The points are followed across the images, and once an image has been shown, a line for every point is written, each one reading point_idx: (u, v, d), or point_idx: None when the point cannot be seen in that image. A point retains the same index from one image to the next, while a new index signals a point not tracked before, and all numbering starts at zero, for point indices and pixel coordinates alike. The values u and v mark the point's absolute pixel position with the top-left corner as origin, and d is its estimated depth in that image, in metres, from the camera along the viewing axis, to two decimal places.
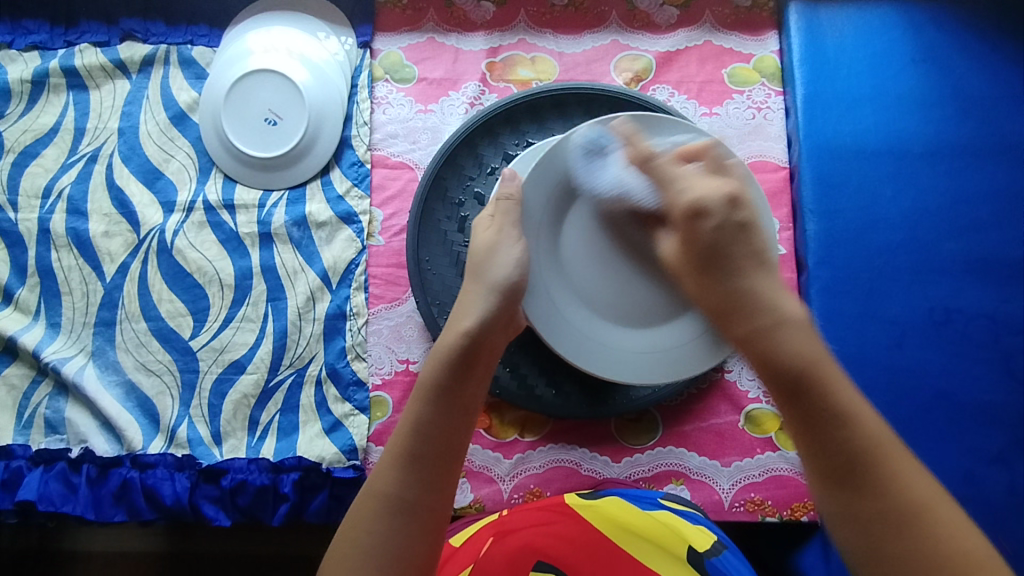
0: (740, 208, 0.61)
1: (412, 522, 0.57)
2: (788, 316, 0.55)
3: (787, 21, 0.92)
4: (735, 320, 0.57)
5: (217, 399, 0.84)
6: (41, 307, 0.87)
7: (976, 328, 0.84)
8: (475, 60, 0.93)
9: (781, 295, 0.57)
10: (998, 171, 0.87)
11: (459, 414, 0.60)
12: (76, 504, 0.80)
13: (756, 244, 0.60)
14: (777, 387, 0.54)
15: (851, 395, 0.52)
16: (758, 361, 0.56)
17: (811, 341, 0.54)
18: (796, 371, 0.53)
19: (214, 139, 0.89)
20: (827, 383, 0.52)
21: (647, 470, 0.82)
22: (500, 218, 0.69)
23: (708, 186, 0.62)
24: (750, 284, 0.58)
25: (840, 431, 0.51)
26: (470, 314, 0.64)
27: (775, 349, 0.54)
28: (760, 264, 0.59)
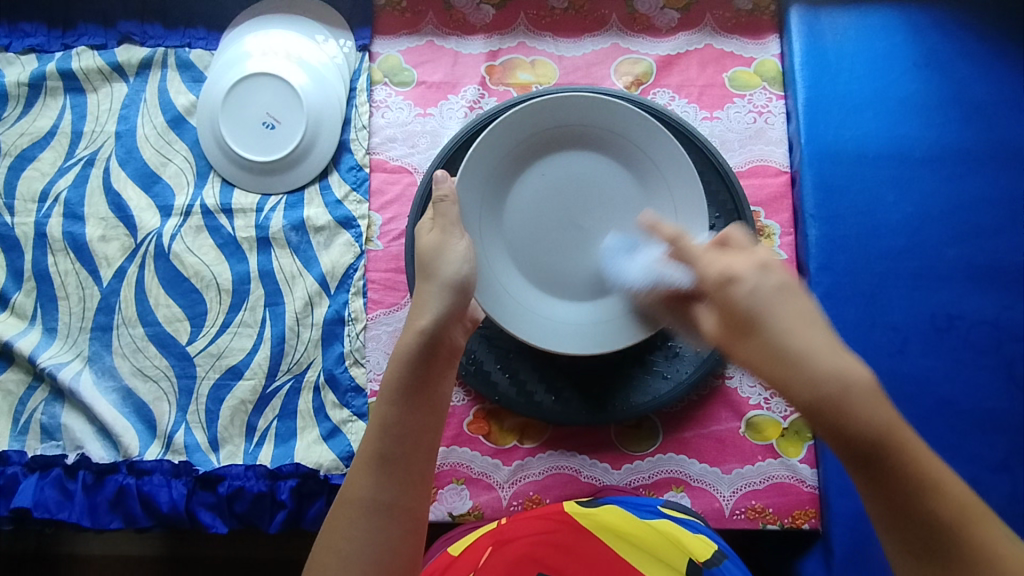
0: (774, 272, 0.55)
1: (390, 522, 0.57)
2: (859, 380, 0.49)
3: (787, 25, 0.91)
4: (790, 387, 0.50)
5: (214, 405, 0.84)
6: (38, 312, 0.86)
7: (980, 334, 0.83)
8: (475, 64, 0.92)
9: (841, 353, 0.50)
10: (1001, 176, 0.87)
11: (425, 412, 0.61)
12: (72, 511, 0.80)
13: (802, 303, 0.53)
14: (850, 454, 0.49)
15: (924, 452, 0.48)
16: (827, 431, 0.49)
17: (884, 405, 0.48)
18: (872, 442, 0.48)
19: (211, 142, 0.89)
20: (908, 450, 0.48)
21: (647, 477, 0.81)
22: (441, 220, 0.70)
23: (737, 259, 0.58)
24: (806, 346, 0.50)
25: (929, 500, 0.48)
26: (426, 313, 0.64)
27: (849, 421, 0.48)
28: (814, 320, 0.52)
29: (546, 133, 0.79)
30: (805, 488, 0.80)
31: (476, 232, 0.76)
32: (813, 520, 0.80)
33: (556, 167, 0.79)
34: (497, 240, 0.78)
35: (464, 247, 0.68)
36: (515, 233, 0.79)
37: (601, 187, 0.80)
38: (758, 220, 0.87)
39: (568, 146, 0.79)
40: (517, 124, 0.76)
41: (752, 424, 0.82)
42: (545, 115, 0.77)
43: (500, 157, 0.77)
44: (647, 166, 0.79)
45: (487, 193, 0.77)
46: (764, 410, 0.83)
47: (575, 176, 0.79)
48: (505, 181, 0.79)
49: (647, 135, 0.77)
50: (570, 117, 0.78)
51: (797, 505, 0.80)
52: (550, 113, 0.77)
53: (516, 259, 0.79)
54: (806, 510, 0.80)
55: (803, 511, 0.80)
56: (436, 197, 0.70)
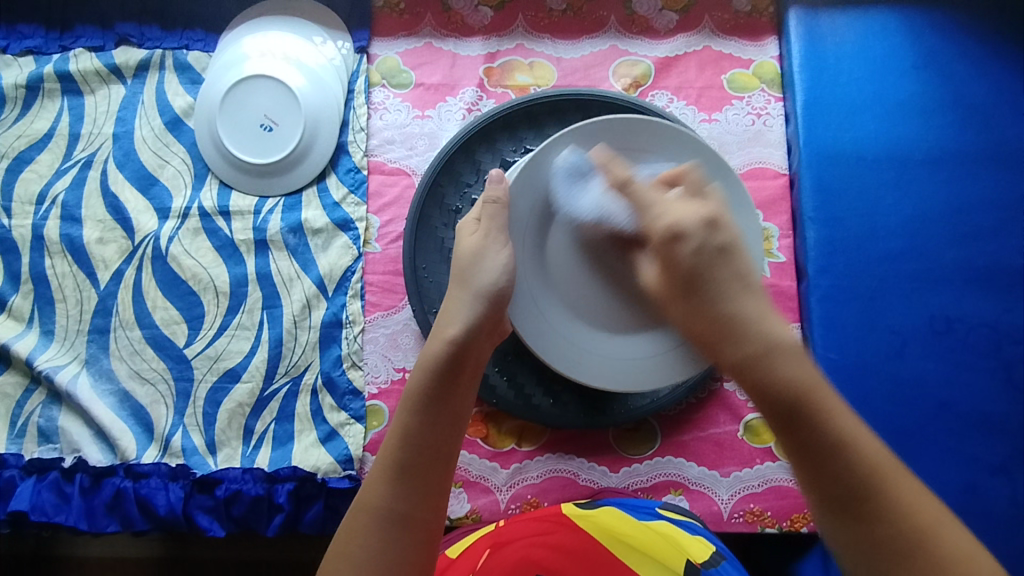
0: (720, 231, 0.60)
1: (406, 533, 0.57)
2: (779, 340, 0.54)
3: (786, 27, 0.91)
4: (723, 347, 0.56)
5: (211, 408, 0.83)
6: (35, 314, 0.86)
7: (979, 337, 0.83)
8: (473, 65, 0.92)
9: (766, 317, 0.56)
10: (1000, 179, 0.86)
11: (447, 424, 0.61)
12: (69, 514, 0.80)
13: (738, 266, 0.59)
14: (770, 410, 0.53)
15: (841, 409, 0.52)
16: (750, 389, 0.54)
17: (802, 364, 0.53)
18: (788, 397, 0.52)
19: (209, 144, 0.88)
20: (824, 408, 0.51)
21: (645, 480, 0.81)
22: (486, 222, 0.69)
23: (685, 211, 0.61)
24: (737, 308, 0.56)
25: (840, 457, 0.50)
26: (456, 323, 0.64)
27: (769, 376, 0.53)
28: (748, 286, 0.58)
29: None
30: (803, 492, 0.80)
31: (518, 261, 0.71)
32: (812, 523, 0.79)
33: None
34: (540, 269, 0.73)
35: (505, 258, 0.68)
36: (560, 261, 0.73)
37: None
38: None
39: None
40: (567, 146, 0.71)
41: (751, 428, 0.83)
42: (599, 137, 0.71)
43: (546, 181, 0.72)
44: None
45: (531, 218, 0.72)
46: None
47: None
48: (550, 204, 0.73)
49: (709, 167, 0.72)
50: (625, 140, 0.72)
51: (796, 508, 0.79)
52: (603, 135, 0.71)
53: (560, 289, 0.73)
54: (804, 514, 0.79)
55: (802, 514, 0.79)
56: (487, 198, 0.70)
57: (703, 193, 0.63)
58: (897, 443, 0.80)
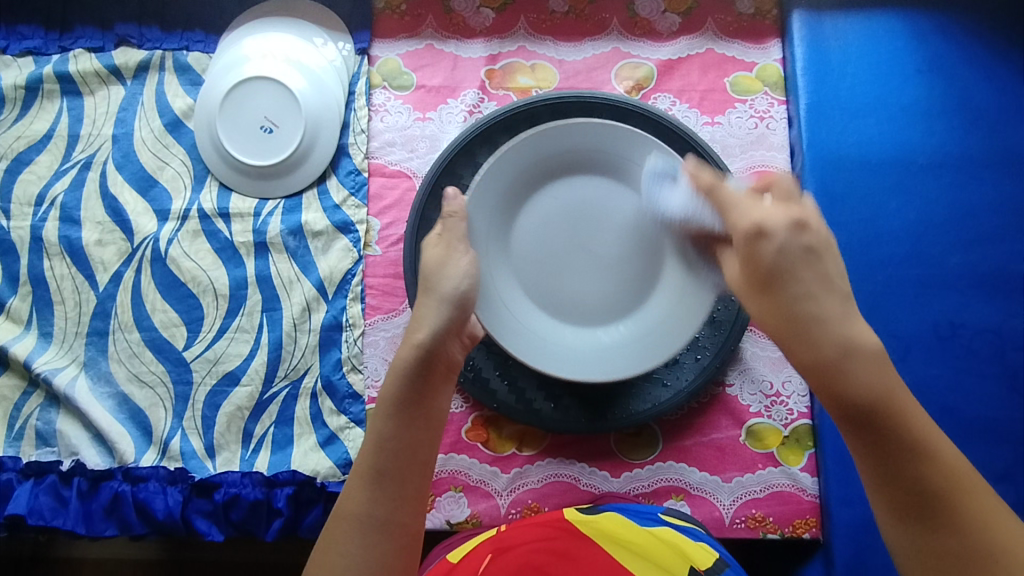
0: (808, 232, 0.59)
1: (384, 538, 0.58)
2: (863, 346, 0.55)
3: (790, 30, 0.90)
4: (796, 347, 0.57)
5: (210, 411, 0.83)
6: (34, 316, 0.86)
7: (983, 342, 0.82)
8: (475, 67, 0.92)
9: (849, 319, 0.56)
10: (1003, 183, 0.86)
11: (421, 428, 0.61)
12: (67, 518, 0.79)
13: (826, 268, 0.58)
14: (845, 413, 0.55)
15: (920, 415, 0.54)
16: (825, 393, 0.56)
17: (880, 370, 0.54)
18: (867, 401, 0.54)
19: (209, 146, 0.88)
20: (904, 418, 0.54)
21: (646, 485, 0.81)
22: (447, 235, 0.70)
23: (773, 211, 0.61)
24: (818, 310, 0.56)
25: (914, 461, 0.53)
26: (424, 327, 0.64)
27: (846, 384, 0.54)
28: (830, 287, 0.58)
29: (553, 159, 0.79)
30: (805, 498, 0.80)
31: (484, 261, 0.77)
32: (814, 530, 0.79)
33: (563, 194, 0.80)
34: (506, 268, 0.79)
35: (467, 263, 0.68)
36: (523, 259, 0.79)
37: (610, 214, 0.79)
38: None
39: (576, 171, 0.80)
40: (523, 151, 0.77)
41: (752, 432, 0.82)
42: (552, 141, 0.77)
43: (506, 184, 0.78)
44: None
45: (494, 221, 0.78)
46: (765, 418, 0.82)
47: (582, 202, 0.79)
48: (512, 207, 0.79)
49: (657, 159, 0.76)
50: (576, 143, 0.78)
51: (798, 514, 0.79)
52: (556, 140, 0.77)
53: (524, 285, 0.79)
54: (806, 519, 0.79)
55: (803, 520, 0.79)
56: (445, 213, 0.71)
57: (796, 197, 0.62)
58: None
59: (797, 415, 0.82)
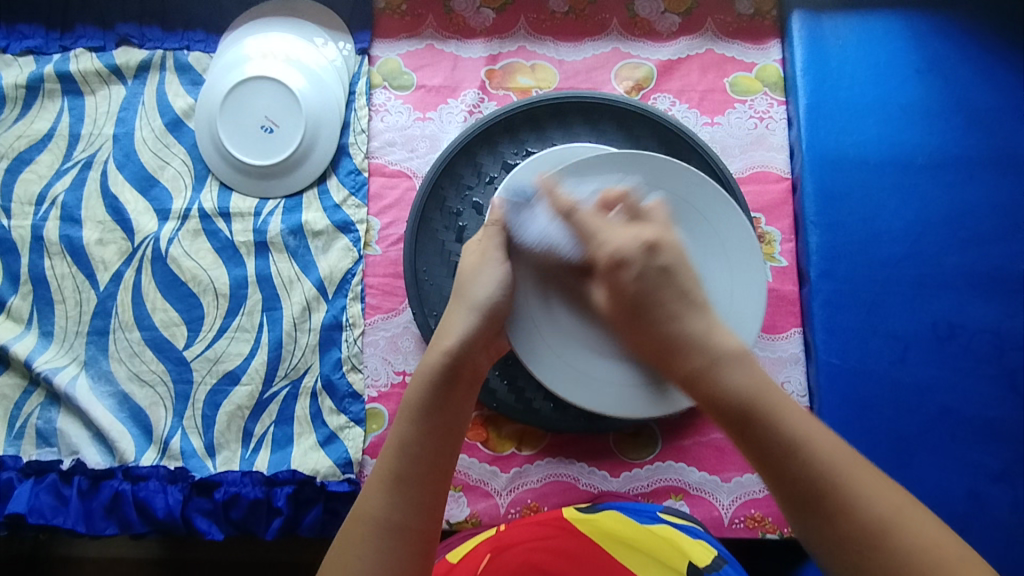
0: (662, 253, 0.58)
1: (401, 546, 0.56)
2: (728, 353, 0.54)
3: (790, 31, 0.91)
4: (673, 362, 0.56)
5: (210, 410, 0.83)
6: (35, 315, 0.86)
7: (981, 342, 0.82)
8: (475, 67, 0.92)
9: (712, 328, 0.56)
10: (1002, 183, 0.86)
11: (443, 436, 0.59)
12: (67, 517, 0.79)
13: (682, 283, 0.58)
14: (723, 420, 0.53)
15: (795, 411, 0.51)
16: (703, 401, 0.54)
17: (752, 372, 0.53)
18: (738, 405, 0.52)
19: (210, 146, 0.88)
20: (777, 415, 0.51)
21: (646, 485, 0.81)
22: (485, 242, 0.65)
23: (624, 237, 0.60)
24: (679, 327, 0.56)
25: (792, 459, 0.49)
26: (452, 333, 0.61)
27: (717, 388, 0.53)
28: (694, 303, 0.57)
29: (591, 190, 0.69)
30: None
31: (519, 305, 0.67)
32: None
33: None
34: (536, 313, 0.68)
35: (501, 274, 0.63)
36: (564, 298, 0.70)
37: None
38: (758, 227, 0.87)
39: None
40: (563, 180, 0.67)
41: None
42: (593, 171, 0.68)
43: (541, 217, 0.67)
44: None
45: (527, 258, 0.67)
46: None
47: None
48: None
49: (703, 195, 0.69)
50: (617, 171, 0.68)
51: None
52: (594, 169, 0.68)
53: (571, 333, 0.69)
54: None
55: None
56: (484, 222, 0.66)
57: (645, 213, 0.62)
58: (898, 448, 0.79)
59: None
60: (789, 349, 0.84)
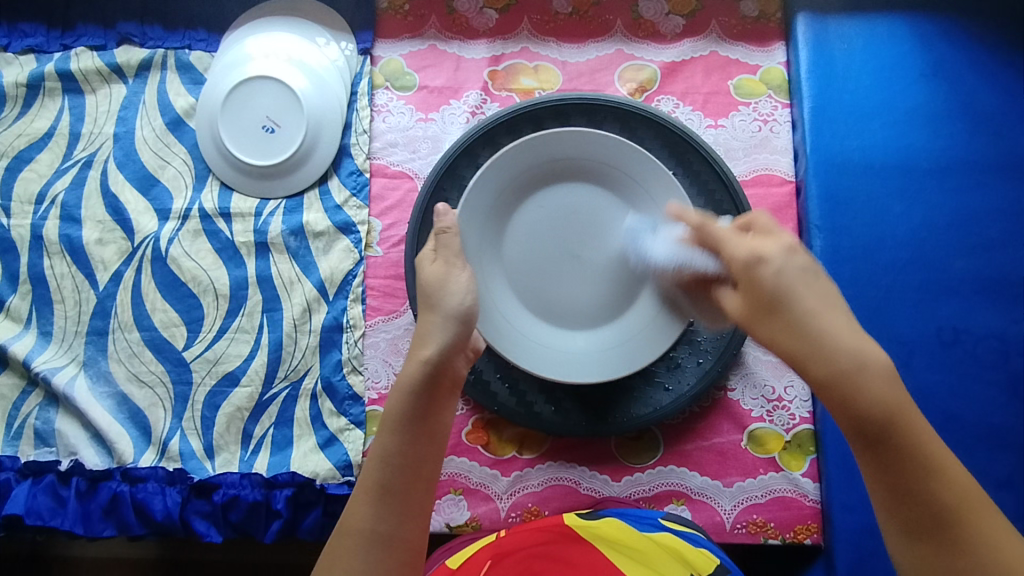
0: (801, 254, 0.60)
1: (389, 554, 0.57)
2: (877, 365, 0.54)
3: (794, 33, 0.90)
4: (811, 362, 0.55)
5: (209, 412, 0.83)
6: (33, 315, 0.85)
7: (986, 349, 0.82)
8: (477, 69, 0.92)
9: (857, 337, 0.55)
10: (1007, 189, 0.85)
11: (426, 444, 0.61)
12: (65, 518, 0.79)
13: (824, 287, 0.59)
14: (856, 431, 0.54)
15: (930, 433, 0.53)
16: (836, 407, 0.54)
17: (896, 388, 0.53)
18: (877, 420, 0.53)
19: (211, 146, 0.88)
20: (912, 438, 0.53)
21: (647, 489, 0.80)
22: (442, 252, 0.71)
23: (763, 241, 0.62)
24: (827, 330, 0.55)
25: (930, 482, 0.52)
26: (430, 343, 0.65)
27: (857, 398, 0.53)
28: (835, 306, 0.57)
29: (543, 166, 0.79)
30: (806, 503, 0.79)
31: (477, 268, 0.77)
32: (815, 535, 0.79)
33: (554, 198, 0.80)
34: (499, 275, 0.79)
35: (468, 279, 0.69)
36: (517, 272, 0.79)
37: (600, 220, 0.80)
38: None
39: (566, 179, 0.80)
40: (515, 157, 0.77)
41: (754, 437, 0.81)
42: (543, 148, 0.77)
43: (489, 201, 0.77)
44: (644, 201, 0.79)
45: (487, 223, 0.78)
46: (767, 423, 0.82)
47: (572, 207, 0.80)
48: (505, 209, 0.79)
49: (640, 167, 0.77)
50: (564, 150, 0.78)
51: (799, 519, 0.79)
52: (542, 149, 0.77)
53: (530, 305, 0.79)
54: (807, 525, 0.79)
55: (805, 525, 0.79)
56: (438, 228, 0.72)
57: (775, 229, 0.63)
58: None
59: (799, 420, 0.82)
60: None
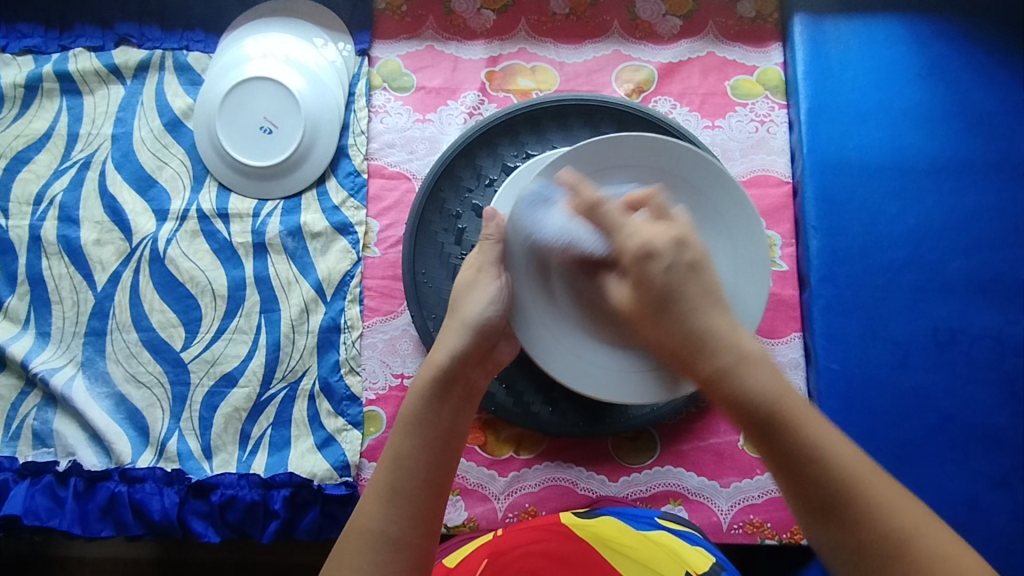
0: (688, 249, 0.59)
1: (399, 558, 0.55)
2: (752, 355, 0.54)
3: (792, 34, 0.90)
4: (694, 358, 0.55)
5: (207, 412, 0.83)
6: (32, 316, 0.86)
7: (982, 349, 0.82)
8: (475, 69, 0.92)
9: (736, 330, 0.55)
10: (1003, 189, 0.86)
11: (440, 448, 0.60)
12: (63, 518, 0.79)
13: (708, 280, 0.58)
14: (744, 423, 0.53)
15: (814, 417, 0.52)
16: (723, 401, 0.54)
17: (775, 374, 0.53)
18: (759, 409, 0.52)
19: (208, 146, 0.88)
20: (797, 422, 0.51)
21: (644, 490, 0.80)
22: (480, 256, 0.67)
23: (652, 232, 0.59)
24: (706, 322, 0.56)
25: (813, 466, 0.50)
26: (445, 347, 0.64)
27: (738, 388, 0.53)
28: (718, 301, 0.57)
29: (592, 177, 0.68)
30: None
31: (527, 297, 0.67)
32: None
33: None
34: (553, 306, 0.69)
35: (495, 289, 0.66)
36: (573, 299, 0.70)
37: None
38: None
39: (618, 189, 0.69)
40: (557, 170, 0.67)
41: None
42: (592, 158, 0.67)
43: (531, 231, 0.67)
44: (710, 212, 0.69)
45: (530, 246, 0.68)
46: None
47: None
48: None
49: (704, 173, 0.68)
50: (619, 158, 0.67)
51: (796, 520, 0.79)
52: (593, 158, 0.67)
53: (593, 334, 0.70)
54: None
55: None
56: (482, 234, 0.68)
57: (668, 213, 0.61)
58: (899, 454, 0.79)
59: None
60: (788, 354, 0.84)
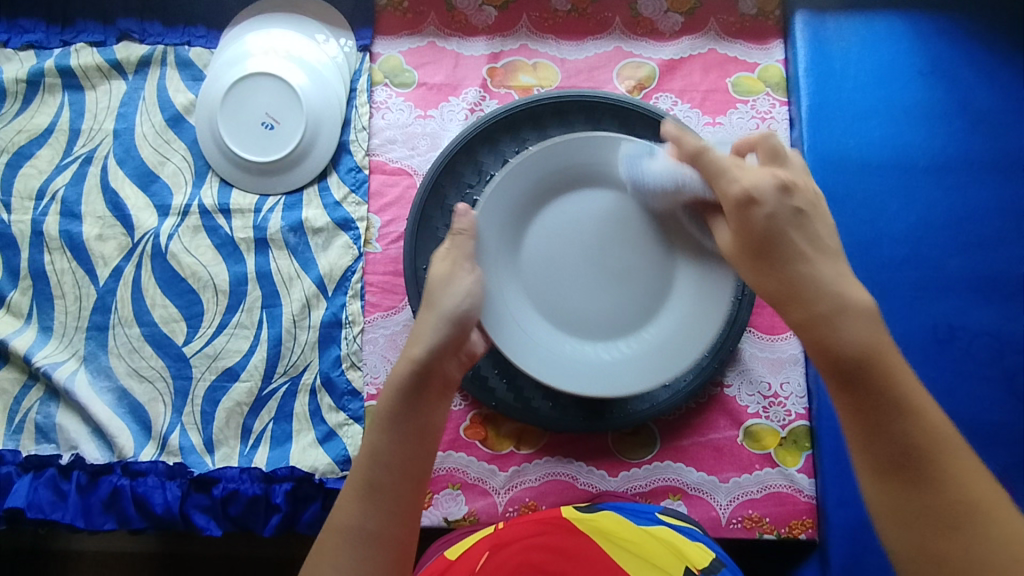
0: (795, 195, 0.62)
1: (377, 553, 0.59)
2: (854, 303, 0.58)
3: (793, 30, 0.90)
4: (791, 306, 0.60)
5: (210, 407, 0.83)
6: (35, 310, 0.86)
7: (981, 345, 0.82)
8: (476, 66, 0.92)
9: (843, 279, 0.60)
10: (1003, 187, 0.86)
11: (416, 443, 0.62)
12: (66, 512, 0.79)
13: (814, 228, 0.62)
14: (835, 371, 0.58)
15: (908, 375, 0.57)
16: (814, 346, 0.59)
17: (869, 326, 0.58)
18: (856, 358, 0.56)
19: (210, 141, 0.88)
20: (888, 371, 0.56)
21: (644, 484, 0.81)
22: (455, 251, 0.70)
23: (761, 176, 0.63)
24: (811, 270, 0.60)
25: (902, 417, 0.55)
26: (420, 342, 0.65)
27: (835, 336, 0.57)
28: (825, 250, 0.61)
29: (557, 174, 0.76)
30: (802, 499, 0.80)
31: (494, 279, 0.74)
32: (811, 530, 0.79)
33: (568, 208, 0.77)
34: (516, 287, 0.76)
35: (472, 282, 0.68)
36: (534, 276, 0.77)
37: (620, 226, 0.77)
38: None
39: (581, 185, 0.77)
40: (532, 164, 0.74)
41: (751, 433, 0.82)
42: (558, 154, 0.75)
43: (503, 215, 0.74)
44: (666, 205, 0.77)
45: (501, 238, 0.75)
46: (763, 419, 0.82)
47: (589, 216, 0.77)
48: (522, 218, 0.76)
49: None
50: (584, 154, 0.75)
51: (795, 514, 0.80)
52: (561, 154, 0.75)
53: (548, 315, 0.77)
54: (802, 520, 0.80)
55: (801, 520, 0.79)
56: (454, 229, 0.70)
57: (780, 156, 0.65)
58: None
59: (794, 416, 0.82)
60: (789, 350, 0.84)
